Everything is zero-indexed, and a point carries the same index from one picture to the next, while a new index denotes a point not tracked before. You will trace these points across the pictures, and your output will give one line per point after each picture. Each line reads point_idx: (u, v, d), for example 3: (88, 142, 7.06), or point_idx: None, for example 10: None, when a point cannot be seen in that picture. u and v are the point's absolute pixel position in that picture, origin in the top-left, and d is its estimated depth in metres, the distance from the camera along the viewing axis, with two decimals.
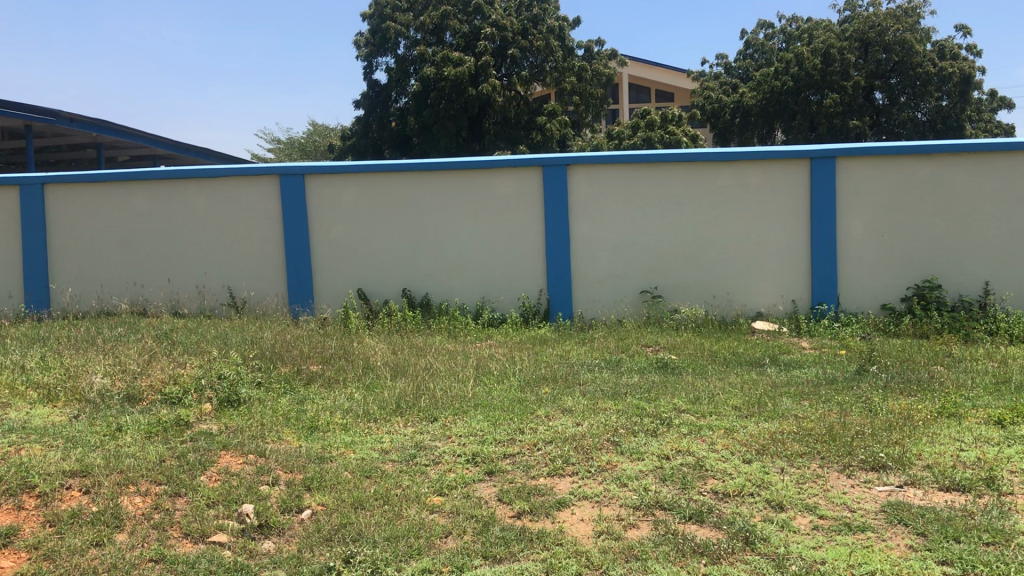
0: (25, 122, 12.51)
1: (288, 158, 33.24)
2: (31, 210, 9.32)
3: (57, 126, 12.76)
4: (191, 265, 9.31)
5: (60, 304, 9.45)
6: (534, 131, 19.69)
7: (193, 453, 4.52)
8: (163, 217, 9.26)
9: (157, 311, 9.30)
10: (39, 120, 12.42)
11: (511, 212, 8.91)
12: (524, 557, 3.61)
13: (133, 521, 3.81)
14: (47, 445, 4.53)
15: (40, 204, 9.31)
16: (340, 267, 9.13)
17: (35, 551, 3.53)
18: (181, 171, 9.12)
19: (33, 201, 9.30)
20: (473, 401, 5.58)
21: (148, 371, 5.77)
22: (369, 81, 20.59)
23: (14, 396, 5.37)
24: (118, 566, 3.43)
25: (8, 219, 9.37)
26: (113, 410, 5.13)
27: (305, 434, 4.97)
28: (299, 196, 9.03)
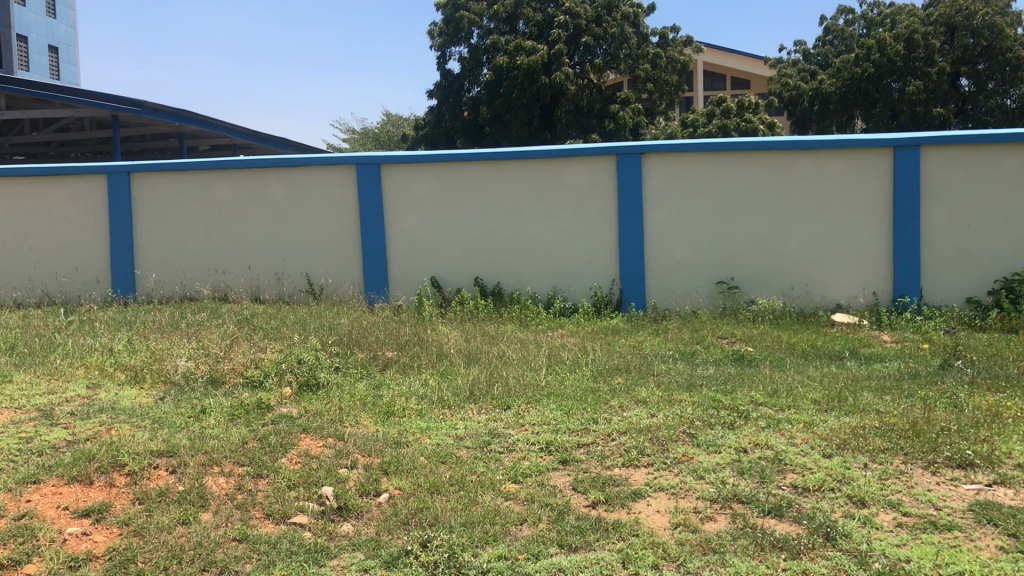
0: (112, 112, 12.85)
1: (362, 147, 33.81)
2: (119, 197, 9.56)
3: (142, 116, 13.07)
4: (270, 252, 9.48)
5: (145, 289, 9.69)
6: (606, 119, 19.46)
7: (274, 435, 4.61)
8: (244, 206, 9.45)
9: (237, 297, 9.50)
10: (125, 112, 12.72)
11: (585, 202, 8.86)
12: (600, 547, 3.60)
13: (217, 501, 3.91)
14: (135, 425, 4.67)
15: (126, 192, 9.55)
16: (415, 255, 9.20)
17: (126, 528, 3.65)
18: (260, 160, 9.29)
19: (120, 189, 9.55)
20: (547, 390, 5.58)
21: (230, 355, 5.89)
22: (443, 71, 20.66)
23: (104, 377, 5.55)
24: (204, 544, 3.53)
25: (95, 206, 9.63)
26: (196, 393, 5.26)
27: (381, 419, 5.02)
28: (374, 185, 9.13)
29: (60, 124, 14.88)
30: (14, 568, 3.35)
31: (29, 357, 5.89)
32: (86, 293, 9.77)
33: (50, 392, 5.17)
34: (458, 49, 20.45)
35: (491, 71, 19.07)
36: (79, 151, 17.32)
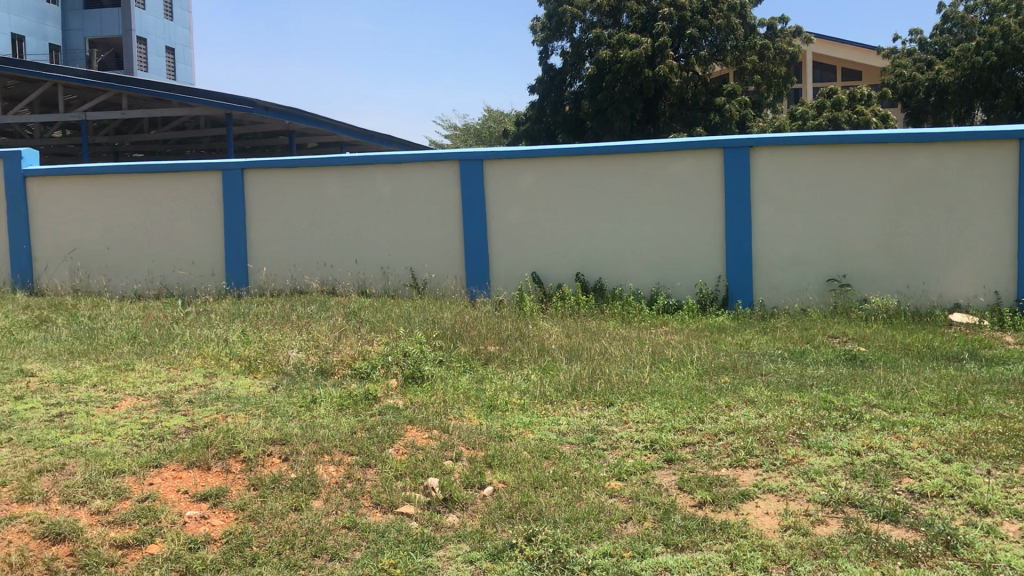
0: (226, 110, 13.25)
1: (464, 143, 34.23)
2: (233, 193, 9.85)
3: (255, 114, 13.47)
4: (376, 246, 9.65)
5: (258, 283, 9.96)
6: (712, 112, 19.15)
7: (381, 426, 4.70)
8: (351, 201, 9.65)
9: (345, 291, 9.69)
10: (237, 110, 13.09)
11: (690, 197, 8.73)
12: (707, 547, 3.54)
13: (327, 489, 4.00)
14: (250, 413, 4.82)
15: (240, 188, 9.84)
16: (517, 250, 9.24)
17: (242, 512, 3.78)
18: (368, 156, 9.46)
19: (234, 185, 9.85)
20: (650, 388, 5.51)
21: (338, 347, 6.03)
22: (545, 66, 20.69)
23: (220, 366, 5.75)
24: (315, 530, 3.62)
25: (210, 202, 9.94)
26: (307, 383, 5.39)
27: (485, 413, 5.05)
28: (478, 180, 9.20)
29: (179, 120, 15.56)
30: (139, 548, 3.51)
31: (151, 346, 6.16)
32: (202, 286, 10.07)
33: (171, 380, 5.39)
34: (560, 44, 20.42)
35: (594, 65, 19.02)
36: (195, 148, 18.02)
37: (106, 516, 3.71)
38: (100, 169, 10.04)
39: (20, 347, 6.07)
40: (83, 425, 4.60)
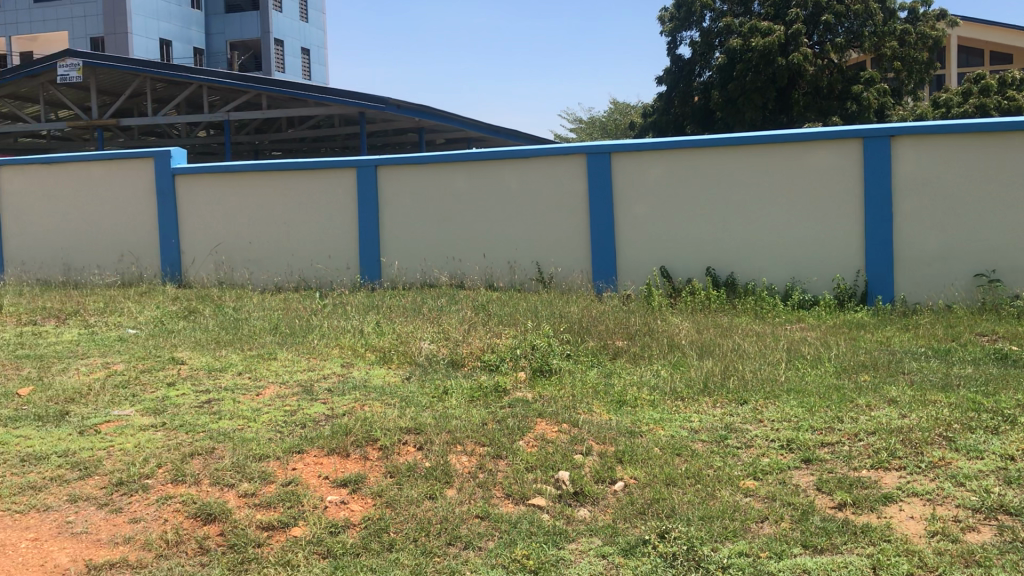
0: (359, 109, 13.58)
1: (589, 137, 34.19)
2: (366, 188, 10.09)
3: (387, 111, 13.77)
4: (505, 241, 9.71)
5: (389, 276, 10.18)
6: (848, 100, 18.44)
7: (512, 418, 4.73)
8: (480, 196, 9.74)
9: (473, 284, 9.80)
10: (369, 108, 13.38)
11: (827, 189, 8.45)
12: (848, 551, 3.42)
13: (460, 478, 4.07)
14: (385, 403, 4.94)
15: (373, 183, 10.07)
16: (646, 244, 9.14)
17: (379, 499, 3.89)
18: (497, 152, 9.54)
19: (367, 181, 10.08)
20: (786, 385, 5.35)
21: (468, 339, 6.10)
22: (673, 56, 20.40)
23: (355, 356, 5.91)
24: (450, 519, 3.69)
25: (344, 197, 10.22)
26: (438, 374, 5.48)
27: (614, 408, 5.01)
28: (607, 174, 9.15)
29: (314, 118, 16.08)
30: (283, 530, 3.66)
31: (291, 336, 6.39)
32: (337, 279, 10.37)
33: (310, 369, 5.58)
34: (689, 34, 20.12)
35: (724, 54, 18.68)
36: (329, 146, 18.60)
37: (253, 498, 3.88)
38: (242, 167, 10.47)
39: (171, 336, 6.41)
40: (229, 411, 4.82)
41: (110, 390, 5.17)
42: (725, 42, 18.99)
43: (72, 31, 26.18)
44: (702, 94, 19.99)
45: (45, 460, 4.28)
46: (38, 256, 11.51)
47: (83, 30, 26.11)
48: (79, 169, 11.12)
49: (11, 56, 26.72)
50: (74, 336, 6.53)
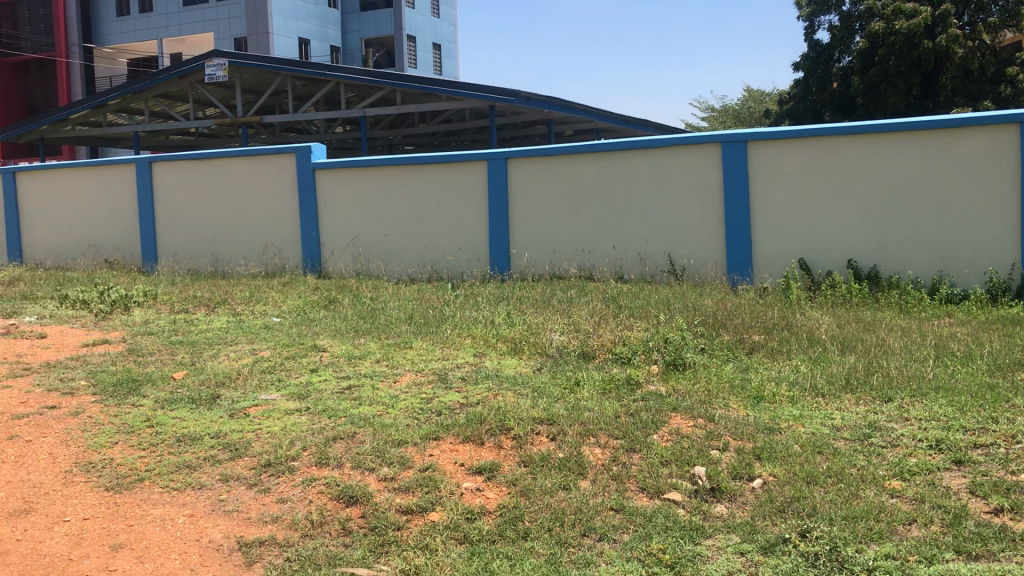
0: (489, 102, 13.69)
1: (722, 126, 33.56)
2: (496, 181, 10.17)
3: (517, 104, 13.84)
4: (636, 232, 9.62)
5: (519, 268, 10.24)
6: (1002, 83, 17.46)
7: (645, 411, 4.68)
8: (611, 187, 9.68)
9: (603, 276, 9.75)
10: (499, 101, 13.48)
11: (980, 177, 8.02)
12: (1005, 559, 3.24)
13: (594, 470, 4.05)
14: (518, 393, 4.98)
15: (503, 176, 10.14)
16: (783, 235, 8.90)
17: (513, 487, 3.92)
18: (629, 141, 9.45)
19: (498, 173, 10.16)
20: (934, 383, 5.11)
21: (599, 331, 6.09)
22: (810, 42, 19.85)
23: (488, 346, 5.97)
24: (584, 510, 3.69)
25: (475, 189, 10.34)
26: (570, 365, 5.48)
27: (751, 403, 4.89)
28: (741, 164, 8.95)
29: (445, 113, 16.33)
30: (422, 515, 3.75)
31: (425, 326, 6.52)
32: (467, 270, 10.51)
33: (444, 358, 5.68)
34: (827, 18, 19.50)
35: (865, 39, 18.07)
36: (458, 140, 18.87)
37: (392, 483, 3.99)
38: (377, 161, 10.74)
39: (312, 325, 6.65)
40: (369, 397, 4.96)
41: (257, 375, 5.41)
42: (867, 26, 18.31)
43: (217, 32, 27.40)
44: (840, 80, 19.27)
45: (199, 440, 4.52)
46: (188, 248, 12.15)
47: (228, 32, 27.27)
48: (225, 165, 11.66)
49: (162, 58, 28.20)
50: (222, 324, 6.86)
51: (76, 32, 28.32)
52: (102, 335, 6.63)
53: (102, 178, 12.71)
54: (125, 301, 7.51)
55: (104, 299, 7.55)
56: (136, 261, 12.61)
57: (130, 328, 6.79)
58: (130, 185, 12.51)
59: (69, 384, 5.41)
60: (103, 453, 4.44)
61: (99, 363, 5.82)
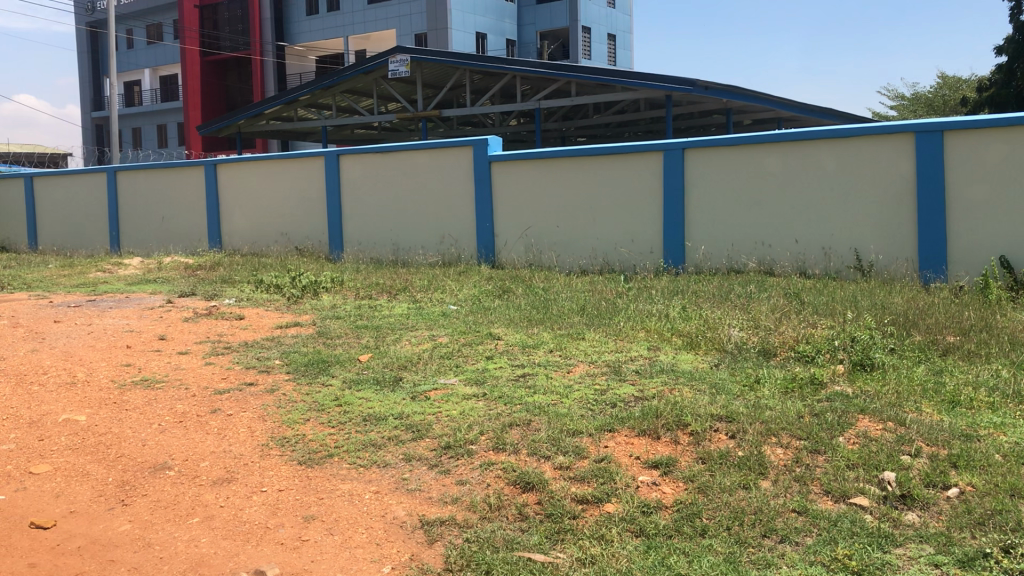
0: (666, 92, 13.47)
1: (913, 116, 31.79)
2: (673, 172, 10.03)
3: (694, 93, 13.55)
4: (820, 226, 9.26)
5: (694, 261, 10.05)
6: None
7: (830, 412, 4.50)
8: (793, 178, 9.37)
9: (784, 271, 9.43)
10: (676, 91, 13.23)
11: None
12: None
13: (776, 471, 3.93)
14: (695, 388, 4.89)
15: (679, 167, 9.99)
16: (983, 230, 8.32)
17: (690, 484, 3.87)
18: (814, 132, 9.12)
19: (674, 164, 10.03)
20: None
21: (779, 329, 5.90)
22: (1016, 23, 18.45)
23: (663, 340, 5.91)
24: (764, 511, 3.58)
25: (650, 181, 10.24)
26: (749, 362, 5.33)
27: (947, 409, 4.60)
28: (937, 154, 8.45)
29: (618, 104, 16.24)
30: (597, 505, 3.76)
31: (599, 317, 6.52)
32: (640, 263, 10.42)
33: (618, 350, 5.66)
34: None
35: None
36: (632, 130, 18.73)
37: (568, 472, 4.01)
38: (552, 153, 10.82)
39: (487, 313, 6.79)
40: (544, 386, 5.01)
41: (436, 360, 5.57)
42: None
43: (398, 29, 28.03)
44: None
45: (383, 421, 4.70)
46: (370, 237, 12.69)
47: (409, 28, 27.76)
48: (407, 158, 12.10)
49: (349, 54, 29.35)
50: (403, 310, 7.11)
51: (269, 31, 30.24)
52: (293, 318, 7.02)
53: (293, 170, 13.47)
54: (314, 286, 7.92)
55: (295, 284, 7.98)
56: (322, 249, 13.30)
57: (318, 312, 7.15)
58: (318, 177, 13.18)
59: (265, 363, 5.76)
60: (295, 429, 4.70)
61: (291, 344, 6.16)
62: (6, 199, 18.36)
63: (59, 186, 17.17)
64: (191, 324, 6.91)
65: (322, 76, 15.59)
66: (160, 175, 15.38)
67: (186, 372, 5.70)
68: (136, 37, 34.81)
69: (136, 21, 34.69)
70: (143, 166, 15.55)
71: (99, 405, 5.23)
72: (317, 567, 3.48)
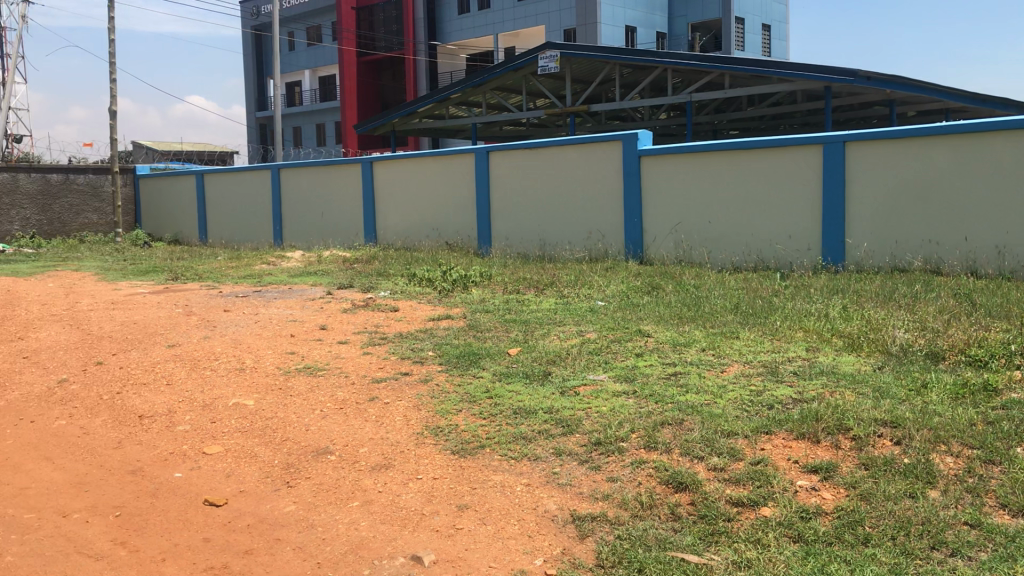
0: (825, 83, 12.95)
1: None
2: (833, 166, 9.65)
3: (856, 84, 12.96)
4: (995, 223, 8.69)
5: (855, 259, 9.63)
6: None
7: (1007, 421, 4.23)
8: (966, 172, 8.82)
9: (953, 271, 8.90)
10: (836, 81, 12.70)
11: None
12: None
13: (947, 481, 3.73)
14: (857, 392, 4.70)
15: (840, 161, 9.60)
16: None
17: (852, 491, 3.72)
18: (991, 123, 8.57)
19: (834, 158, 9.63)
20: None
21: (948, 332, 5.59)
22: None
23: (821, 341, 5.70)
24: (934, 522, 3.39)
25: (809, 175, 9.88)
26: (916, 366, 5.07)
27: None
28: None
29: (772, 97, 15.76)
30: (752, 508, 3.67)
31: (752, 316, 6.36)
32: (796, 260, 10.08)
33: (773, 350, 5.50)
34: None
35: None
36: (786, 122, 18.14)
37: (722, 473, 3.94)
38: (704, 147, 10.62)
39: (636, 310, 6.74)
40: (697, 385, 4.93)
41: (585, 356, 5.57)
42: None
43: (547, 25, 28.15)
44: None
45: (533, 414, 4.74)
46: (518, 233, 12.82)
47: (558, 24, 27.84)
48: (557, 153, 12.17)
49: (498, 51, 29.70)
50: (552, 305, 7.16)
51: (421, 31, 31.05)
52: (444, 311, 7.18)
53: (445, 167, 13.78)
54: (465, 281, 8.08)
55: (447, 278, 8.17)
56: (472, 244, 13.55)
57: (469, 306, 7.28)
58: (469, 174, 13.43)
59: (419, 354, 5.91)
60: (448, 420, 4.80)
61: (444, 336, 6.30)
62: (179, 195, 19.58)
63: (226, 182, 18.17)
64: (348, 315, 7.18)
65: (473, 74, 15.89)
66: (319, 173, 16.06)
67: (345, 361, 5.92)
68: (297, 40, 36.41)
69: (298, 24, 36.27)
70: (304, 165, 16.29)
71: (266, 390, 5.51)
72: (470, 555, 3.55)
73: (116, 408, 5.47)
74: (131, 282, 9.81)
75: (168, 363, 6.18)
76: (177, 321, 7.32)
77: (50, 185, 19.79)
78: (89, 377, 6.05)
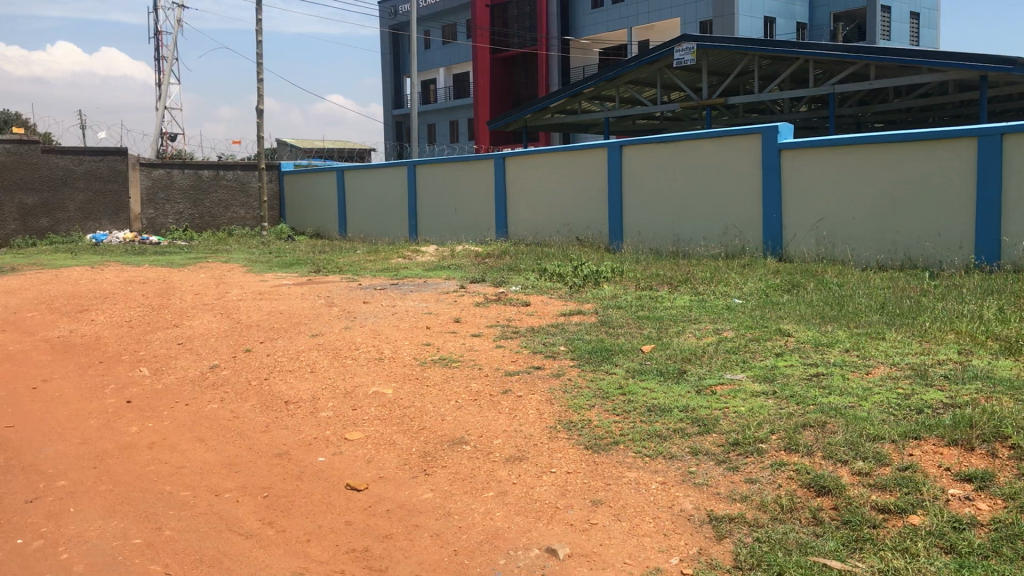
0: (982, 72, 12.22)
1: None
2: (988, 159, 9.02)
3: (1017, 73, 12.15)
4: None
5: (1012, 258, 8.98)
6: None
7: None
8: None
9: None
10: (994, 70, 11.94)
11: None
12: None
13: None
14: (1015, 398, 4.43)
15: (996, 153, 8.95)
16: None
17: (1011, 502, 3.51)
18: None
19: (990, 150, 9.00)
20: None
21: None
22: None
23: (975, 344, 5.40)
24: None
25: (961, 169, 9.31)
26: None
27: None
28: None
29: (922, 88, 15.03)
30: (901, 515, 3.52)
31: (900, 316, 6.09)
32: (947, 259, 9.54)
33: (922, 353, 5.26)
34: None
35: None
36: (935, 114, 17.26)
37: (868, 478, 3.79)
38: (849, 140, 10.22)
39: (775, 308, 6.57)
40: (840, 387, 4.77)
41: (722, 355, 5.48)
42: None
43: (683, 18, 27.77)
44: None
45: (669, 412, 4.69)
46: (651, 229, 12.73)
47: (694, 16, 27.43)
48: (694, 148, 12.01)
49: (631, 45, 29.46)
50: (686, 302, 7.06)
51: (556, 26, 31.23)
52: (577, 306, 7.19)
53: (578, 162, 13.81)
54: (596, 276, 8.07)
55: (579, 273, 8.17)
56: (604, 240, 13.52)
57: (601, 301, 7.26)
58: (603, 169, 13.41)
59: (552, 349, 5.94)
60: (581, 415, 4.81)
61: (576, 332, 6.31)
62: (320, 191, 20.33)
63: (364, 179, 18.76)
64: (482, 309, 7.28)
65: (607, 69, 15.83)
66: (454, 169, 16.36)
67: (479, 354, 6.01)
68: (433, 38, 37.16)
69: (434, 23, 37.04)
70: (439, 161, 16.65)
71: (403, 380, 5.66)
72: (605, 551, 3.54)
73: (263, 394, 5.73)
74: (275, 273, 10.24)
75: (310, 352, 6.43)
76: (319, 311, 7.60)
77: (202, 181, 21.00)
78: (239, 363, 6.35)
